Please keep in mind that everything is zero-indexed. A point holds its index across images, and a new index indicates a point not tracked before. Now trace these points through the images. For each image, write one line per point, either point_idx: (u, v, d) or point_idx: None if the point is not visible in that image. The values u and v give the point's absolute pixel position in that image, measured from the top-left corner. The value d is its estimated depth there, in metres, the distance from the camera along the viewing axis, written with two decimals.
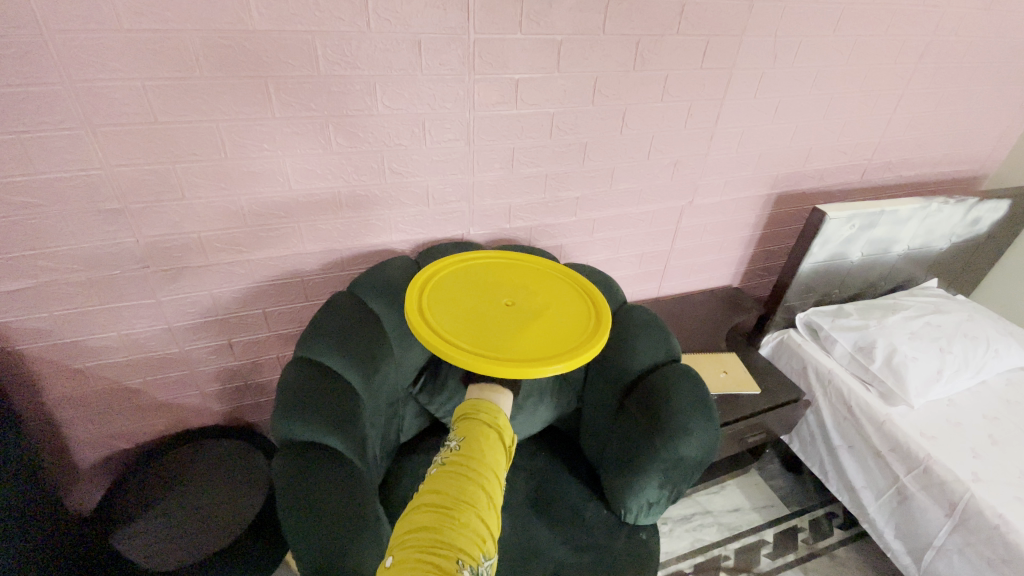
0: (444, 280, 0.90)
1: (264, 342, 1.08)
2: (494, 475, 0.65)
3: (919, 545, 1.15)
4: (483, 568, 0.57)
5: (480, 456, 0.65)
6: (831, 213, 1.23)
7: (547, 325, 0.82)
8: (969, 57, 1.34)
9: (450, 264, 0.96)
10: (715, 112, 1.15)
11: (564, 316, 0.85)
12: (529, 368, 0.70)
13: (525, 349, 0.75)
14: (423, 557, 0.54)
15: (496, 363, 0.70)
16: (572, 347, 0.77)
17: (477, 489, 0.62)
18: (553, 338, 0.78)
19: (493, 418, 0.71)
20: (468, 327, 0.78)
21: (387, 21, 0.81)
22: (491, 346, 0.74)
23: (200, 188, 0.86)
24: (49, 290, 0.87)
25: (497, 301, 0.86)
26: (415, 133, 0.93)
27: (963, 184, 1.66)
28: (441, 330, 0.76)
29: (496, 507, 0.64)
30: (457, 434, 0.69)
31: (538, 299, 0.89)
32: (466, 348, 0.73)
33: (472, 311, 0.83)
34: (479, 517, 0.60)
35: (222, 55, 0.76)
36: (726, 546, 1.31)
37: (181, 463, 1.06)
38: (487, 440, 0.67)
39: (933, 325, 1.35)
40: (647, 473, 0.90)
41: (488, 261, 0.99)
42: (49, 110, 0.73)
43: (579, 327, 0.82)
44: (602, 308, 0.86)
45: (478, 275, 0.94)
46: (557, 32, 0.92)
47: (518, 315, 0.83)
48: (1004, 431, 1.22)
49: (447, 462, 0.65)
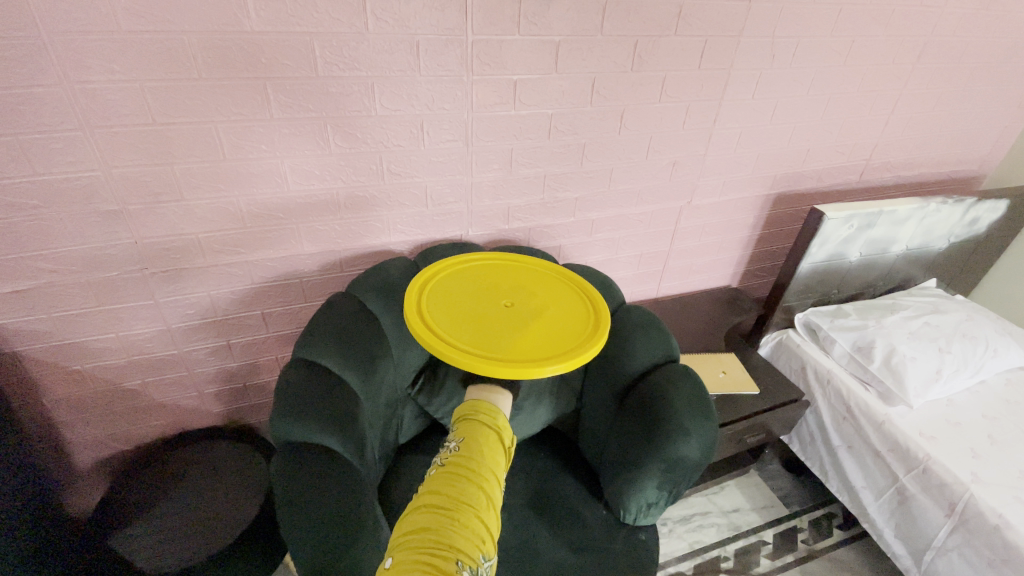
0: (445, 280, 0.90)
1: (262, 343, 1.08)
2: (494, 475, 0.65)
3: (919, 545, 1.16)
4: (483, 569, 0.57)
5: (480, 457, 0.65)
6: (830, 213, 1.23)
7: (548, 325, 0.82)
8: (966, 58, 1.35)
9: (451, 265, 0.95)
10: (713, 113, 1.15)
11: (565, 317, 0.85)
12: (530, 368, 0.69)
13: (526, 350, 0.74)
14: (422, 558, 0.54)
15: (497, 364, 0.70)
16: (573, 347, 0.76)
17: (477, 490, 0.62)
18: (553, 339, 0.78)
19: (494, 419, 0.70)
20: (468, 328, 0.78)
21: (385, 22, 0.81)
22: (492, 347, 0.74)
23: (199, 189, 0.85)
24: (47, 291, 0.86)
25: (498, 302, 0.86)
26: (415, 133, 0.93)
27: (960, 184, 1.66)
28: (441, 331, 0.76)
29: (496, 508, 0.63)
30: (457, 435, 0.68)
31: (539, 300, 0.89)
32: (466, 349, 0.72)
33: (473, 312, 0.82)
34: (478, 518, 0.59)
35: (220, 56, 0.75)
36: (726, 547, 1.31)
37: (180, 464, 1.05)
38: (487, 441, 0.67)
39: (931, 325, 1.36)
40: (647, 474, 0.90)
41: (489, 262, 0.99)
42: (48, 111, 0.72)
43: (580, 327, 0.82)
44: (602, 308, 0.86)
45: (479, 276, 0.93)
46: (555, 33, 0.91)
47: (519, 316, 0.83)
48: (1002, 430, 1.22)
49: (447, 463, 0.64)
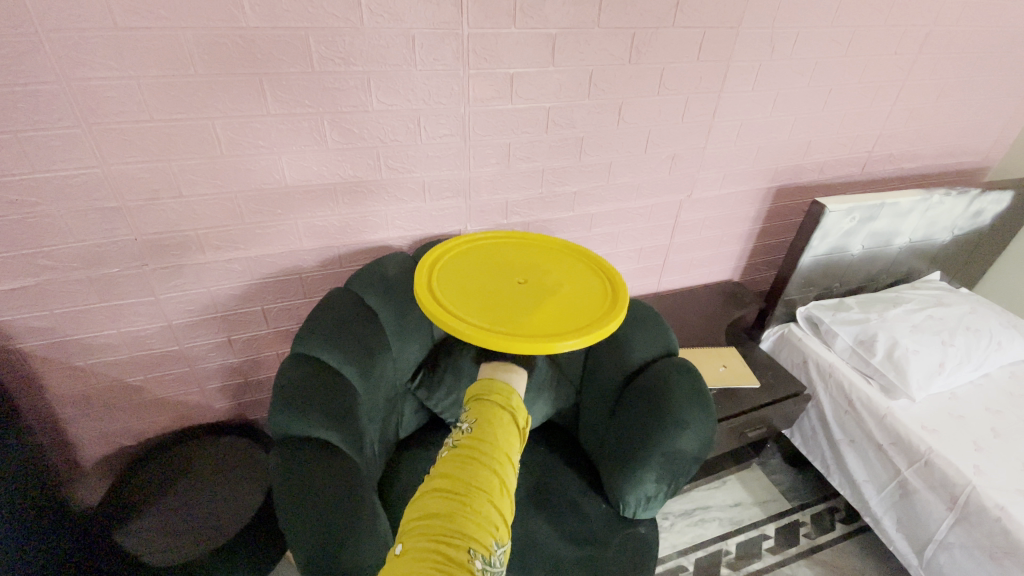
0: (456, 259, 0.91)
1: (263, 339, 1.08)
2: (507, 458, 0.64)
3: (920, 539, 1.16)
4: (496, 557, 0.56)
5: (492, 438, 0.64)
6: (830, 206, 1.22)
7: (562, 302, 0.81)
8: (970, 46, 1.33)
9: (461, 244, 0.96)
10: (712, 105, 1.14)
11: (582, 294, 0.84)
12: (543, 344, 0.69)
13: (538, 326, 0.74)
14: (434, 547, 0.53)
15: (508, 337, 0.70)
16: (588, 323, 0.76)
17: (489, 475, 0.61)
18: (566, 317, 0.78)
19: (507, 399, 0.70)
20: (479, 305, 0.78)
21: (381, 17, 0.81)
22: (503, 322, 0.74)
23: (198, 185, 0.85)
24: (49, 288, 0.87)
25: (512, 278, 0.86)
26: (411, 128, 0.93)
27: (965, 176, 1.64)
28: (451, 307, 0.76)
29: (510, 492, 0.63)
30: (469, 416, 0.68)
31: (553, 278, 0.88)
32: (476, 323, 0.73)
33: (486, 291, 0.82)
34: (491, 504, 0.59)
35: (217, 52, 0.75)
36: (727, 541, 1.31)
37: (187, 459, 1.07)
38: (499, 423, 0.66)
39: (935, 318, 1.34)
40: (646, 467, 0.89)
41: (500, 240, 0.99)
42: (45, 109, 0.73)
43: (596, 304, 0.82)
44: (620, 285, 0.86)
45: (490, 253, 0.94)
46: (551, 26, 0.91)
47: (533, 293, 0.83)
48: (1006, 423, 1.21)
49: (458, 445, 0.64)
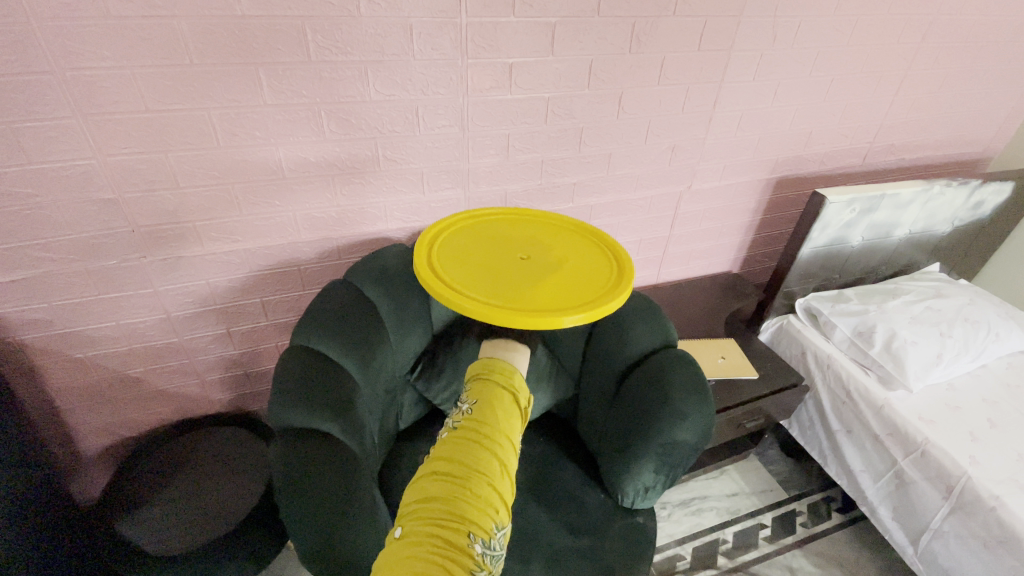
0: (456, 236, 0.90)
1: (262, 331, 1.08)
2: (507, 441, 0.64)
3: (915, 527, 1.17)
4: (495, 540, 0.56)
5: (493, 420, 0.64)
6: (831, 196, 1.22)
7: (565, 279, 0.81)
8: (974, 35, 1.31)
9: (461, 220, 0.95)
10: (713, 95, 1.13)
11: (586, 270, 0.84)
12: (546, 320, 0.70)
13: (541, 303, 0.74)
14: (434, 531, 0.54)
15: (510, 313, 0.70)
16: (592, 299, 0.76)
17: (489, 459, 0.61)
18: (569, 293, 0.78)
19: (508, 380, 0.70)
20: (481, 281, 0.78)
21: (378, 6, 0.80)
22: (505, 298, 0.74)
23: (195, 177, 0.85)
24: (47, 280, 0.86)
25: (515, 255, 0.86)
26: (409, 119, 0.92)
27: (966, 166, 1.64)
28: (452, 283, 0.76)
29: (511, 474, 0.63)
30: (470, 398, 0.68)
31: (556, 255, 0.88)
32: (477, 299, 0.73)
33: (488, 266, 0.82)
34: (492, 487, 0.59)
35: (212, 41, 0.74)
36: (725, 530, 1.33)
37: (188, 450, 1.08)
38: (499, 406, 0.66)
39: (933, 309, 1.35)
40: (644, 458, 0.90)
41: (501, 215, 0.98)
42: (39, 100, 0.72)
43: (600, 281, 0.82)
44: (625, 262, 0.85)
45: (490, 229, 0.93)
46: (550, 15, 0.90)
47: (536, 270, 0.83)
48: (1002, 414, 1.22)
49: (458, 428, 0.64)
